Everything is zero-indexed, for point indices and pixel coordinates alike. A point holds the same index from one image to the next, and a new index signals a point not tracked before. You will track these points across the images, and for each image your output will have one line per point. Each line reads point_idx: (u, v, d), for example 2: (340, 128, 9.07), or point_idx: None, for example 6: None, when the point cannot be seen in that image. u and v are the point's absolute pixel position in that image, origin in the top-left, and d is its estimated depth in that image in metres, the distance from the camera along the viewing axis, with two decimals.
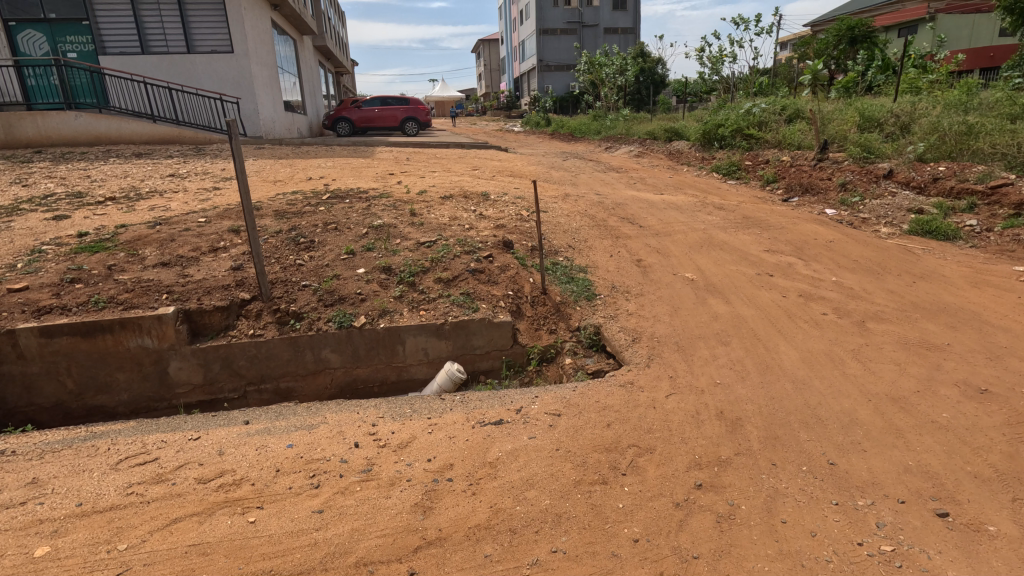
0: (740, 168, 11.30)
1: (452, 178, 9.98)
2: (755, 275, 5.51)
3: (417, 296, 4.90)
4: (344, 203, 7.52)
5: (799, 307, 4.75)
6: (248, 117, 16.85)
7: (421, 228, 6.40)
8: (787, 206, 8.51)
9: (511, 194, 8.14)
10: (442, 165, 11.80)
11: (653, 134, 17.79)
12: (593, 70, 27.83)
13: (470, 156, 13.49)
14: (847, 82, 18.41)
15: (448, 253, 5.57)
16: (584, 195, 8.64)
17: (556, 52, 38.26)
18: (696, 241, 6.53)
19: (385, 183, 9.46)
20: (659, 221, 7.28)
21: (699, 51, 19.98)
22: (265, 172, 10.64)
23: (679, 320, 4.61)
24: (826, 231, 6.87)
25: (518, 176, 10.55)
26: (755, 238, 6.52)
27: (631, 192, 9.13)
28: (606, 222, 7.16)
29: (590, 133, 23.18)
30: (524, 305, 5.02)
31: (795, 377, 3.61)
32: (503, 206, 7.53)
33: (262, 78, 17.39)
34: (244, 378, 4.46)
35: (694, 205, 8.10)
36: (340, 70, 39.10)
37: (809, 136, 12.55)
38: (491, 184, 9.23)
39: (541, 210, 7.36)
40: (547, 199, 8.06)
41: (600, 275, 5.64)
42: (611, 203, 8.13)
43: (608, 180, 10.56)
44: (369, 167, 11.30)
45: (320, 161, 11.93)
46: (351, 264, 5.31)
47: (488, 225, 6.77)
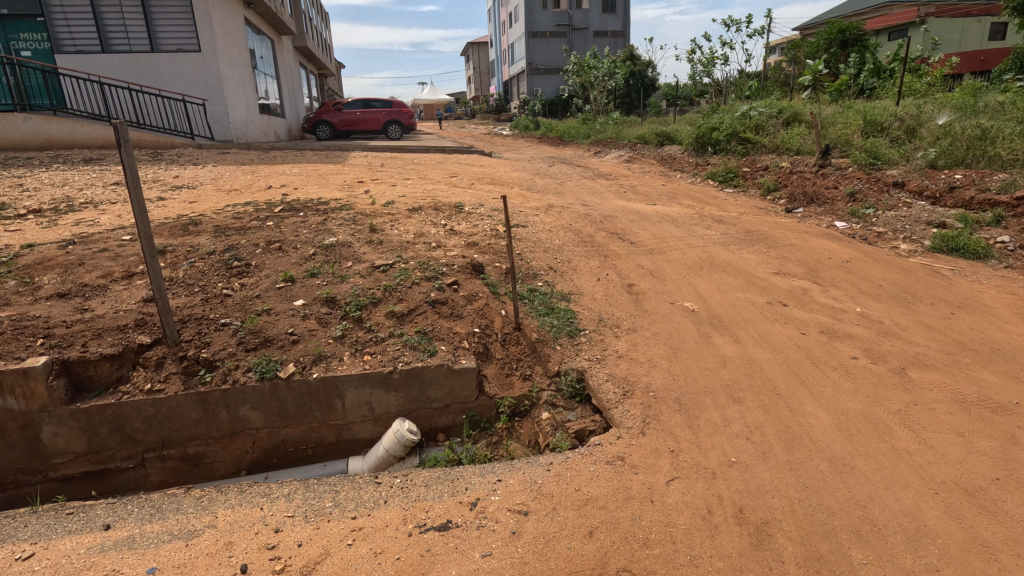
0: (738, 175, 10.58)
1: (426, 187, 9.15)
2: (765, 304, 4.71)
3: (363, 336, 4.05)
4: (298, 217, 6.66)
5: (822, 348, 3.95)
6: (217, 119, 15.86)
7: (379, 248, 5.55)
8: (792, 218, 7.75)
9: (487, 206, 7.31)
10: (418, 172, 10.96)
11: (644, 139, 17.06)
12: (582, 73, 27.13)
13: (450, 162, 12.66)
14: (843, 84, 17.78)
15: (406, 280, 4.72)
16: (569, 206, 7.84)
17: (544, 55, 37.59)
18: (695, 260, 5.72)
19: (351, 192, 8.61)
20: (651, 236, 6.48)
21: (691, 53, 19.30)
22: (222, 180, 9.74)
23: (678, 366, 3.79)
24: (839, 248, 6.10)
25: (499, 184, 9.74)
26: (761, 257, 5.73)
27: (621, 202, 8.34)
28: (593, 238, 6.34)
29: (579, 137, 22.43)
30: (493, 346, 4.18)
31: (832, 455, 2.79)
32: (477, 219, 6.70)
33: (233, 79, 16.44)
34: (140, 444, 3.58)
35: (690, 217, 7.33)
36: (324, 72, 38.16)
37: (809, 141, 11.86)
38: (467, 193, 8.41)
39: (519, 223, 6.54)
40: (528, 210, 7.24)
41: (585, 304, 4.81)
42: (599, 215, 7.32)
43: (595, 189, 9.77)
44: (338, 174, 10.43)
45: (286, 167, 11.06)
46: (288, 295, 4.45)
47: (458, 242, 5.93)
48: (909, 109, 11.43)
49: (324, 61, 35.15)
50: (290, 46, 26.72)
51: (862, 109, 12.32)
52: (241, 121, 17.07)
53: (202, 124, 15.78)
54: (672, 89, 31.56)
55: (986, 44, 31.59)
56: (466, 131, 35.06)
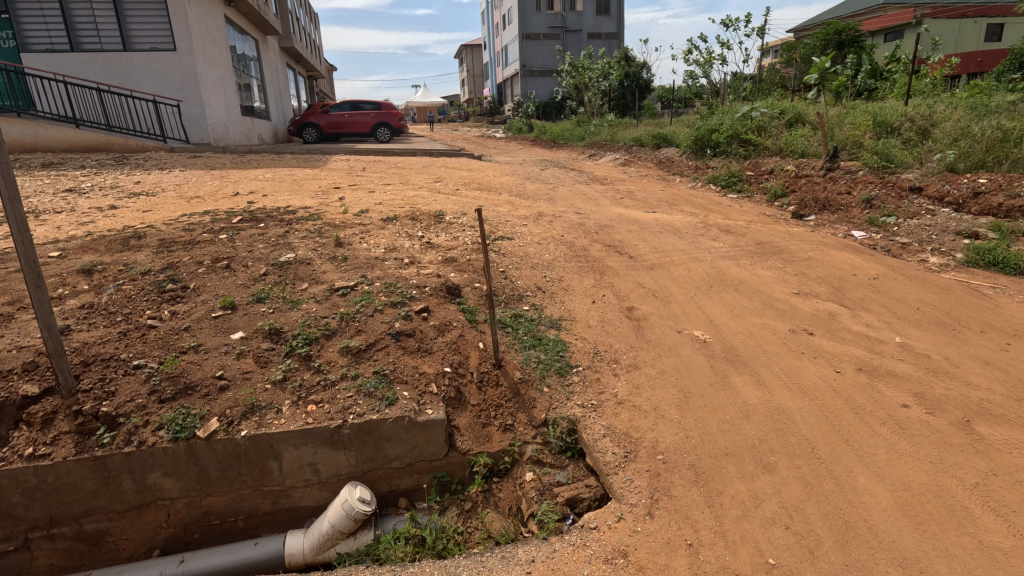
0: (741, 179, 9.94)
1: (406, 194, 8.45)
2: (788, 333, 4.04)
3: (309, 379, 3.35)
4: (256, 228, 5.95)
5: (864, 392, 3.27)
6: (193, 121, 15.04)
7: (342, 266, 4.85)
8: (805, 227, 7.10)
9: (470, 216, 6.62)
10: (400, 177, 10.26)
11: (641, 141, 16.41)
12: (576, 74, 26.53)
13: (436, 166, 11.95)
14: (845, 84, 17.20)
15: (367, 306, 4.02)
16: (561, 214, 7.16)
17: (538, 57, 36.97)
18: (702, 278, 5.05)
19: (324, 200, 7.90)
20: (652, 249, 5.81)
21: (688, 52, 18.70)
22: (187, 186, 9.00)
23: (691, 417, 3.12)
24: (862, 262, 5.44)
25: (486, 190, 9.05)
26: (777, 274, 5.06)
27: (618, 210, 7.67)
28: (586, 251, 5.66)
29: (574, 139, 21.80)
30: (468, 388, 3.49)
31: (903, 558, 2.15)
32: (457, 231, 6.01)
33: (211, 80, 15.68)
34: (22, 522, 2.88)
35: (694, 226, 6.66)
36: (313, 74, 37.43)
37: (815, 143, 11.26)
38: (450, 201, 7.72)
39: (505, 235, 5.85)
40: (514, 220, 6.56)
41: (578, 333, 4.13)
42: (593, 225, 6.64)
43: (588, 195, 9.10)
44: (314, 179, 9.73)
45: (259, 172, 10.33)
46: (224, 327, 3.74)
47: (434, 259, 5.24)
48: (920, 109, 10.83)
49: (314, 63, 34.41)
50: (276, 46, 25.99)
51: (869, 110, 11.71)
52: (220, 123, 16.29)
53: (176, 126, 14.97)
54: (667, 91, 31.01)
55: (983, 45, 31.22)
56: (459, 133, 34.38)
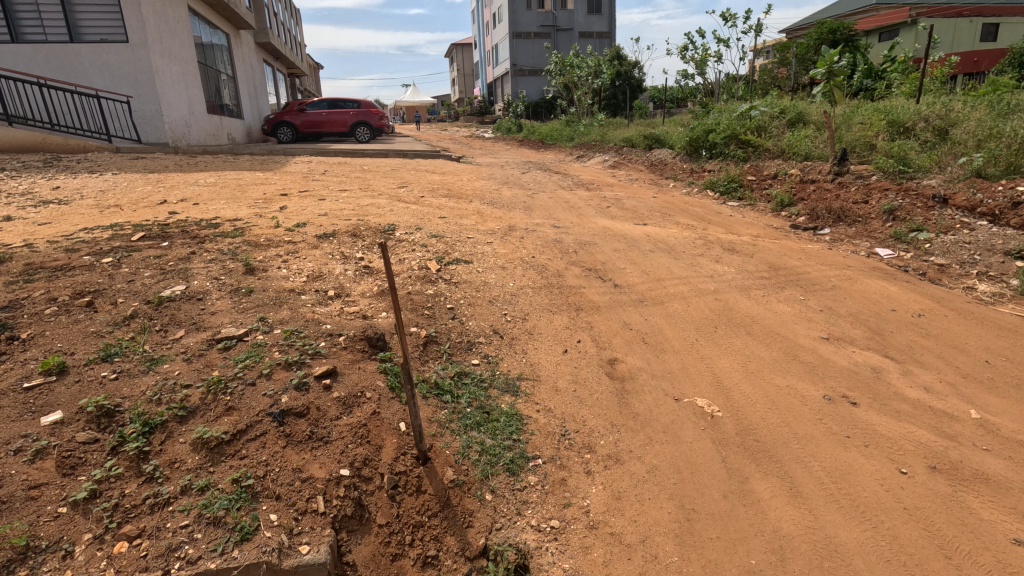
0: (741, 184, 8.94)
1: (361, 202, 7.38)
2: (824, 400, 3.01)
3: (132, 495, 2.26)
4: (156, 249, 4.85)
5: (949, 509, 2.25)
6: (147, 119, 13.84)
7: (241, 302, 3.76)
8: (819, 243, 6.09)
9: (425, 230, 5.56)
10: (362, 182, 9.17)
11: (632, 142, 15.41)
12: (564, 73, 25.44)
13: (407, 169, 10.87)
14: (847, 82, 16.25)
15: (250, 369, 2.93)
16: (535, 228, 6.10)
17: (527, 56, 35.93)
18: (704, 317, 4.01)
19: (263, 210, 6.81)
20: (641, 274, 4.77)
21: (682, 49, 17.72)
22: (113, 192, 7.88)
23: (698, 562, 2.11)
24: (900, 292, 4.41)
25: (456, 197, 7.99)
26: (798, 312, 4.03)
27: (603, 222, 6.62)
28: (559, 278, 4.61)
29: (562, 140, 20.79)
30: (374, 500, 2.42)
31: None
32: (404, 252, 4.94)
33: (171, 75, 14.54)
34: None
35: (691, 243, 5.63)
36: (294, 72, 36.20)
37: (821, 145, 10.26)
38: (408, 212, 6.66)
39: (461, 256, 4.79)
40: (477, 236, 5.50)
41: (540, 402, 3.07)
42: (571, 240, 5.60)
43: (571, 202, 8.05)
44: (262, 184, 8.62)
45: (204, 175, 9.20)
46: (35, 404, 2.62)
47: (367, 292, 4.17)
48: (936, 107, 9.85)
49: (295, 61, 33.19)
50: (251, 41, 24.80)
51: (878, 108, 10.75)
52: (181, 121, 15.11)
53: (127, 125, 13.76)
54: (660, 91, 30.09)
55: (978, 45, 30.41)
56: (445, 133, 33.28)
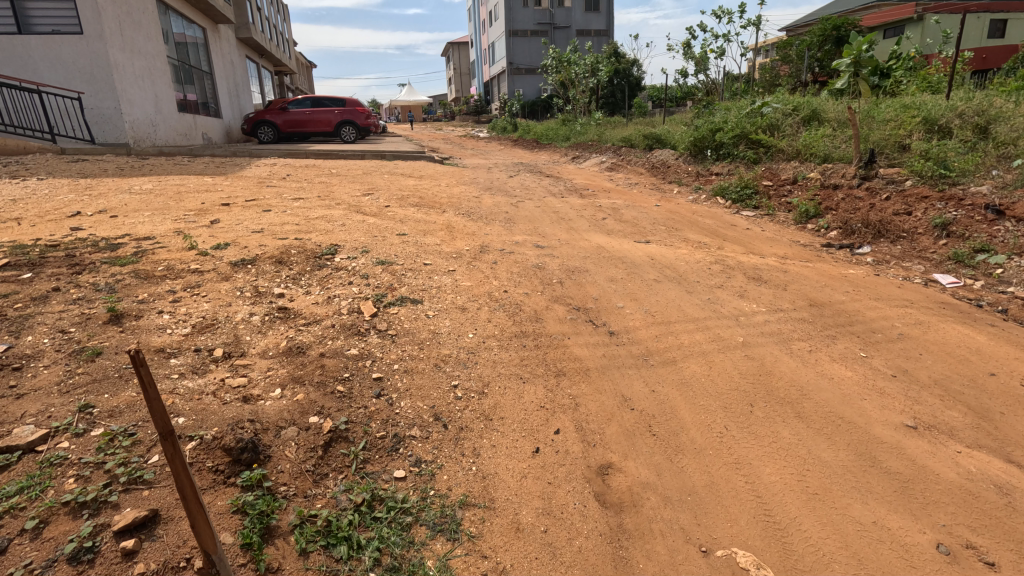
0: (756, 190, 7.82)
1: (312, 214, 6.24)
2: (938, 556, 1.90)
3: None
4: (11, 283, 3.69)
5: None
6: (104, 117, 12.70)
7: (73, 374, 2.60)
8: (862, 267, 4.98)
9: (373, 255, 4.44)
10: (324, 189, 8.04)
11: (631, 142, 14.30)
12: (560, 70, 24.32)
13: (380, 174, 9.74)
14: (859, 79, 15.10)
15: (11, 516, 1.78)
16: (512, 247, 4.98)
17: (523, 54, 34.77)
18: (732, 387, 2.89)
19: (189, 224, 5.67)
20: (644, 315, 3.64)
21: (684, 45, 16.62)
22: (25, 201, 6.73)
23: None
24: (992, 343, 3.29)
25: (427, 208, 6.88)
26: (862, 379, 2.92)
27: (597, 240, 5.50)
28: (536, 323, 3.47)
29: (558, 140, 19.69)
30: None
31: None
32: (337, 288, 3.80)
33: (133, 70, 13.47)
34: None
35: (706, 268, 4.50)
36: (282, 70, 35.00)
37: (843, 145, 9.17)
38: (363, 227, 5.53)
39: (409, 292, 3.66)
40: (438, 262, 4.37)
41: (491, 556, 1.95)
42: (555, 266, 4.47)
43: (560, 213, 6.93)
44: (207, 191, 7.49)
45: (142, 181, 8.04)
46: None
47: (269, 350, 3.03)
48: (974, 102, 8.74)
49: (282, 58, 31.99)
50: (232, 36, 23.60)
51: (904, 105, 9.65)
52: (146, 119, 14.01)
53: (79, 123, 12.60)
54: (659, 89, 29.01)
55: (985, 42, 29.24)
56: (437, 132, 32.23)
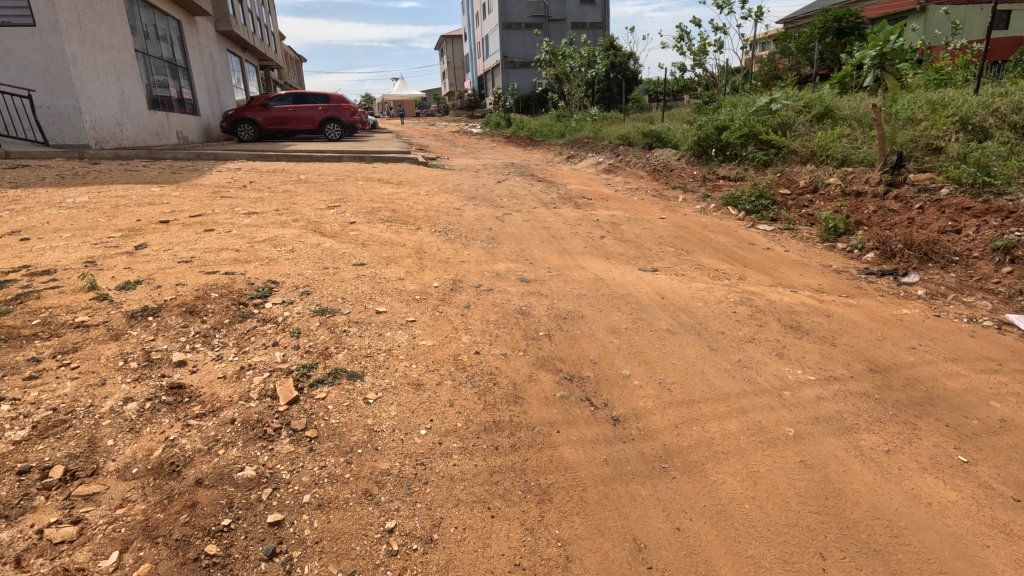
0: (772, 199, 6.96)
1: (260, 234, 5.33)
2: None
3: None
4: None
5: None
6: (61, 117, 11.75)
7: None
8: (915, 302, 4.12)
9: (315, 298, 3.55)
10: (285, 201, 7.12)
11: (629, 140, 13.40)
12: (555, 63, 23.36)
13: (354, 180, 8.85)
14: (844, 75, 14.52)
15: None
16: (492, 281, 4.11)
17: (517, 47, 33.72)
18: (791, 520, 2.01)
19: (109, 250, 4.76)
20: (658, 390, 2.76)
21: (682, 38, 15.70)
22: None
23: None
24: None
25: (398, 224, 5.99)
26: (977, 512, 2.02)
27: (594, 268, 4.63)
28: (515, 407, 2.59)
29: (552, 137, 18.78)
30: None
31: None
32: (255, 354, 2.91)
33: (96, 65, 12.49)
34: None
35: (731, 312, 3.62)
36: (267, 65, 33.91)
37: (865, 147, 8.32)
38: (315, 254, 4.64)
39: (348, 362, 2.77)
40: (395, 307, 3.49)
41: None
42: (543, 311, 3.59)
43: (552, 229, 6.05)
44: (151, 205, 6.59)
45: (79, 191, 7.11)
46: None
47: (131, 467, 2.13)
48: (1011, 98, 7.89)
49: (266, 51, 30.84)
50: (211, 29, 22.51)
51: (929, 100, 8.81)
52: (112, 118, 13.05)
53: (32, 124, 11.65)
54: (655, 83, 28.03)
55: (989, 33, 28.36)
56: (429, 128, 31.21)
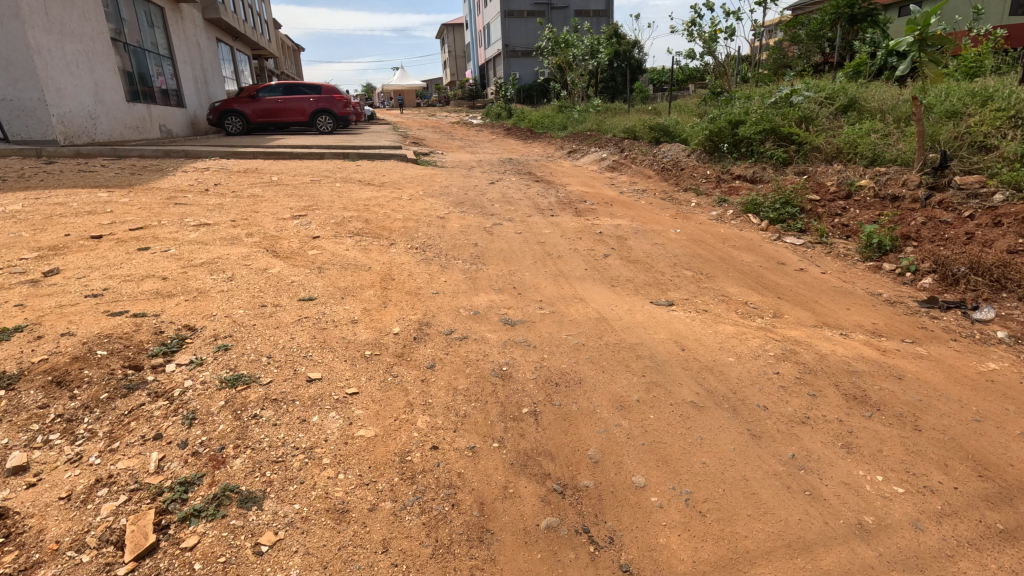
0: (799, 205, 6.11)
1: (200, 254, 4.51)
2: None
3: None
4: None
5: None
6: (28, 111, 10.97)
7: None
8: (998, 349, 3.29)
9: (231, 357, 2.73)
10: (247, 209, 6.30)
11: (634, 134, 12.51)
12: (556, 52, 22.36)
13: (331, 181, 8.02)
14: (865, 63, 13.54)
15: None
16: (468, 324, 3.29)
17: (518, 36, 32.64)
18: None
19: (10, 279, 3.94)
20: (686, 516, 1.94)
21: (691, 24, 14.72)
22: None
23: None
24: None
25: (367, 239, 5.15)
26: None
27: (596, 301, 3.80)
28: (478, 554, 1.78)
29: (554, 130, 17.87)
30: None
31: None
32: (123, 454, 2.09)
33: (65, 54, 11.61)
34: None
35: (774, 375, 2.78)
36: (260, 55, 32.88)
37: (900, 146, 7.47)
38: (255, 285, 3.82)
39: (244, 475, 1.96)
40: (335, 369, 2.68)
41: None
42: (529, 372, 2.77)
43: (547, 243, 5.21)
44: (90, 215, 5.77)
45: (14, 197, 6.29)
46: None
47: None
48: None
49: (259, 40, 29.82)
50: (198, 17, 21.53)
51: (969, 91, 7.93)
52: (84, 111, 12.20)
53: None
54: (660, 72, 27.01)
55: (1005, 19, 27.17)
56: (427, 119, 30.28)
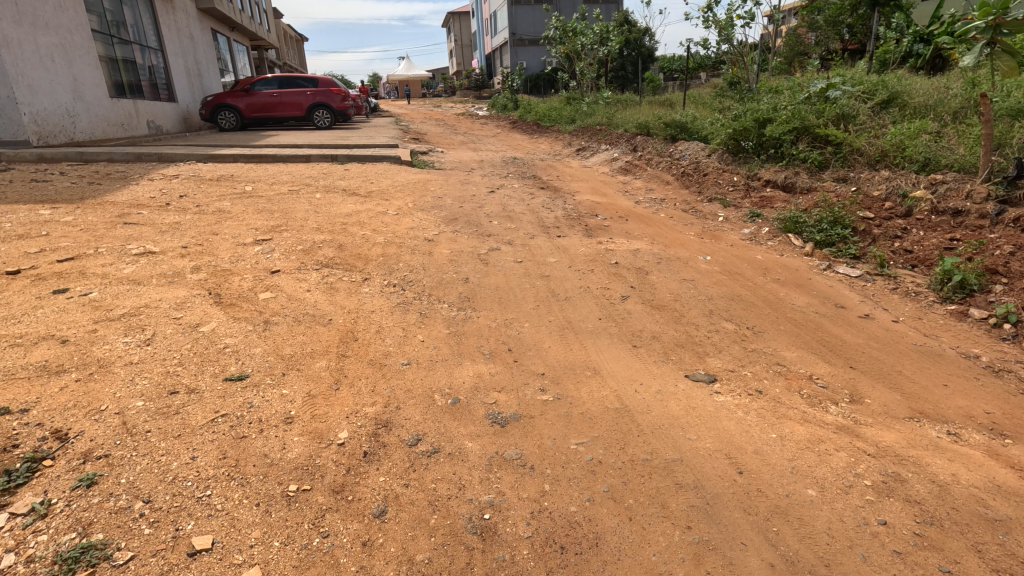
0: (850, 224, 5.19)
1: (126, 301, 3.66)
2: None
3: None
4: None
5: None
6: None
7: None
8: None
9: (90, 505, 1.87)
10: (205, 229, 5.43)
11: (647, 130, 11.54)
12: (564, 41, 21.28)
13: (311, 191, 7.15)
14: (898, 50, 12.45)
15: None
16: (443, 423, 2.43)
17: (523, 24, 31.42)
18: None
19: None
20: None
21: (707, 9, 13.63)
22: None
23: None
24: None
25: (332, 274, 4.28)
26: None
27: (614, 373, 2.93)
28: None
29: (560, 124, 16.89)
30: None
31: None
32: None
33: (38, 48, 10.73)
34: None
35: (885, 529, 1.89)
36: (259, 45, 31.85)
37: (959, 149, 6.49)
38: (175, 354, 2.96)
39: None
40: (238, 527, 1.83)
41: None
42: (521, 524, 1.91)
43: (552, 278, 4.33)
44: (17, 240, 4.91)
45: None
46: None
47: None
48: None
49: (257, 30, 28.78)
50: (191, 7, 20.54)
51: None
52: (60, 109, 11.36)
53: None
54: (672, 61, 25.84)
55: None
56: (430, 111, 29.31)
